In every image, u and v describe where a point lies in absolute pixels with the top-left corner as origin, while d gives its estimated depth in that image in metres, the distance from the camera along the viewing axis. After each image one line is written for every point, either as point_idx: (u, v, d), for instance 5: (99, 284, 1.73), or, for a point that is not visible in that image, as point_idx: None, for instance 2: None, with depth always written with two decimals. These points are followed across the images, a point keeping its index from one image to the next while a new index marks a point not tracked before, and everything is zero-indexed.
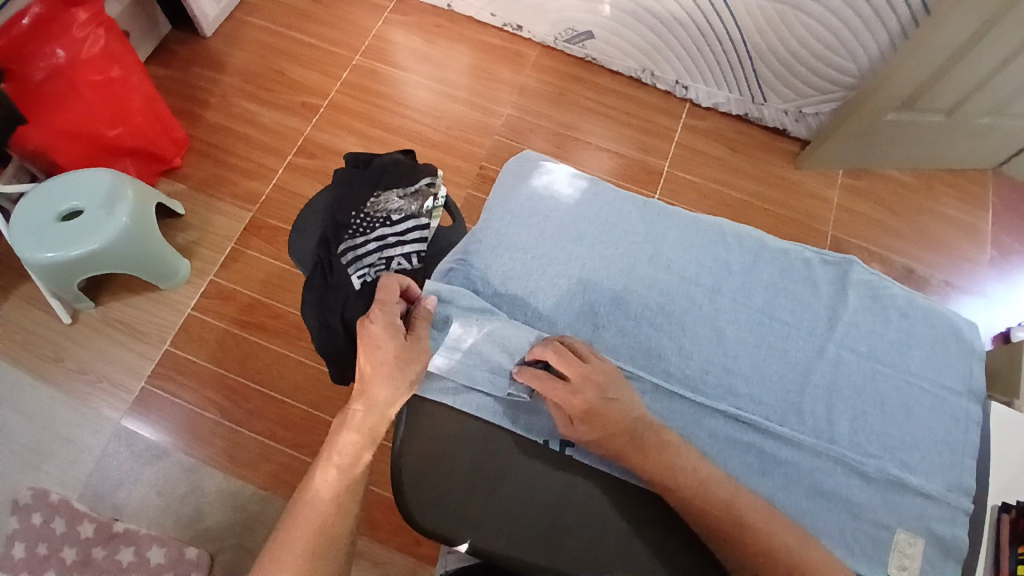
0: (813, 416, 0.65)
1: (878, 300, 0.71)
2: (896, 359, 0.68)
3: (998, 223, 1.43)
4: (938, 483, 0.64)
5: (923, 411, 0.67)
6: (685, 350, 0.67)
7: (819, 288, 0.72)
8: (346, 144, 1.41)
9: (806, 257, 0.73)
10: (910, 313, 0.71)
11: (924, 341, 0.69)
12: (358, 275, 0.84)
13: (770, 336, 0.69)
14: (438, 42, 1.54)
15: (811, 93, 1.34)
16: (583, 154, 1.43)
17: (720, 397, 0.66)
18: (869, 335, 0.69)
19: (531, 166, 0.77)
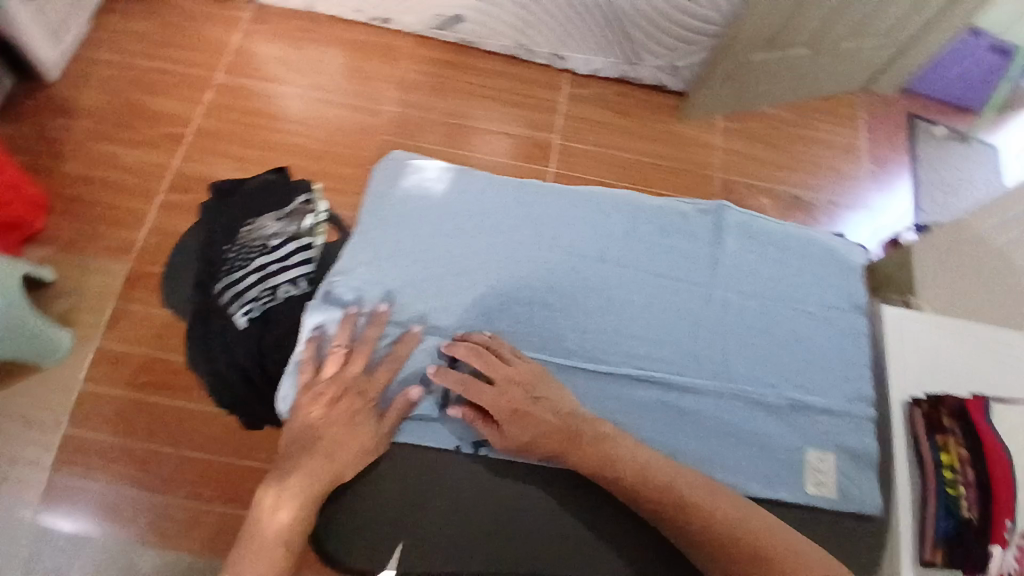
0: (713, 363, 0.68)
1: (753, 240, 0.75)
2: (778, 292, 0.72)
3: (870, 138, 1.52)
4: (833, 399, 0.68)
5: (811, 335, 0.71)
6: (582, 323, 0.68)
7: (700, 237, 0.74)
8: (224, 172, 1.33)
9: (683, 211, 0.76)
10: (786, 246, 0.75)
11: (800, 270, 0.74)
12: (243, 312, 0.79)
13: (662, 293, 0.70)
14: (305, 47, 1.47)
15: (680, 46, 1.37)
16: (473, 141, 1.40)
17: (624, 362, 0.67)
18: (750, 274, 0.72)
19: (400, 168, 0.75)
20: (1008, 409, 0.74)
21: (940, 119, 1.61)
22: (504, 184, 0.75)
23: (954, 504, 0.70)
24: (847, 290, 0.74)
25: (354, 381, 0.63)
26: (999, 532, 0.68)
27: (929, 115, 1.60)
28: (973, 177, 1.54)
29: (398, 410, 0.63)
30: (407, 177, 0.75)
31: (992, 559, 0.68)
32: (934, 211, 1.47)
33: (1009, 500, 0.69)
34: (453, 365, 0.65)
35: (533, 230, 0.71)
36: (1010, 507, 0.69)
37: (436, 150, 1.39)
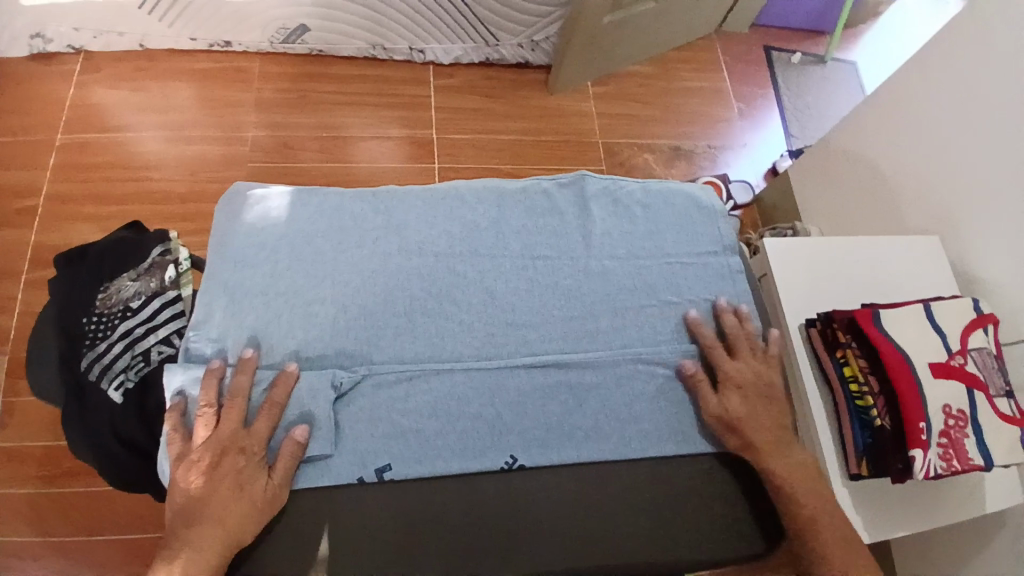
0: (600, 331, 0.70)
1: (617, 204, 0.77)
2: (650, 249, 0.75)
3: (733, 77, 1.58)
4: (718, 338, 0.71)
5: (687, 284, 0.74)
6: (466, 323, 0.68)
7: (564, 212, 0.76)
8: (87, 235, 1.23)
9: (543, 190, 0.77)
10: (648, 202, 0.78)
11: (667, 224, 0.77)
12: (114, 386, 0.73)
13: (537, 275, 0.72)
14: (147, 86, 1.37)
15: (533, 21, 1.37)
16: (352, 151, 1.36)
17: (513, 351, 0.68)
18: (621, 238, 0.75)
19: (247, 203, 0.73)
20: (892, 315, 0.80)
21: (795, 47, 1.68)
22: (359, 199, 0.74)
23: (867, 414, 0.77)
24: (713, 233, 0.77)
25: (228, 439, 0.59)
26: (915, 436, 0.73)
27: (785, 45, 1.67)
28: (835, 97, 1.62)
29: (286, 460, 0.60)
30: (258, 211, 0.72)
31: (915, 463, 0.72)
32: (803, 136, 1.54)
33: (919, 406, 0.74)
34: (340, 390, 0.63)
35: (399, 239, 0.71)
36: (920, 411, 0.74)
37: (316, 167, 1.33)
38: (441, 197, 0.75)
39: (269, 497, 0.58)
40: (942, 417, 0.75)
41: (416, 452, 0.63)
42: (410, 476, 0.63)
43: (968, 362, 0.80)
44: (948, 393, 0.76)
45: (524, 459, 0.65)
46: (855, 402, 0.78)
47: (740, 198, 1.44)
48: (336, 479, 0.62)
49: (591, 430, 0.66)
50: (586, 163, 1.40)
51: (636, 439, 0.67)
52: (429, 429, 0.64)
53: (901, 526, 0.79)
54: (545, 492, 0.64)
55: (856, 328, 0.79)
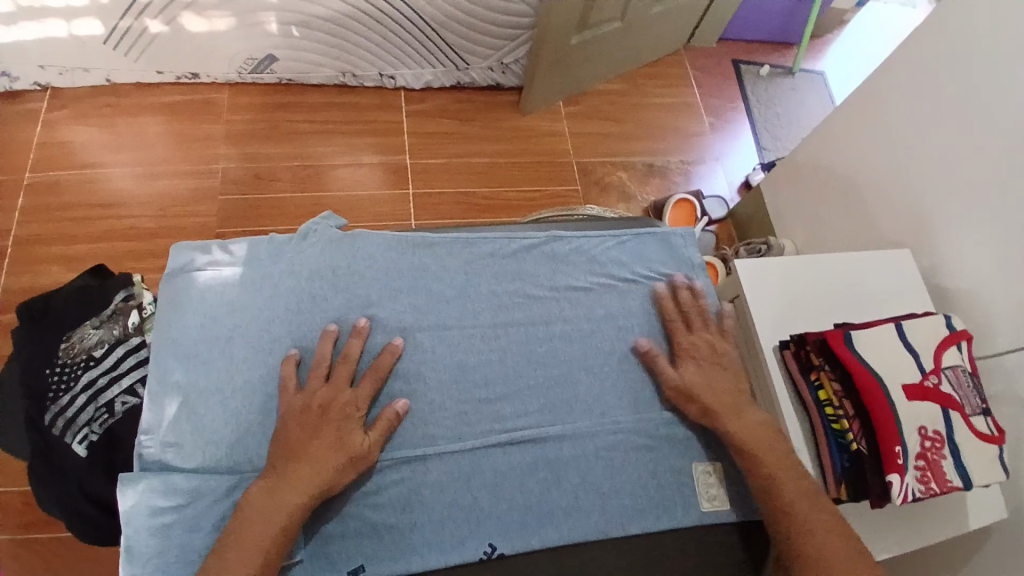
0: (577, 396, 0.65)
1: (589, 260, 0.73)
2: (627, 307, 0.71)
3: (703, 91, 1.60)
4: (704, 399, 0.67)
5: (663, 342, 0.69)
6: (437, 402, 0.62)
7: (533, 270, 0.71)
8: (58, 276, 1.20)
9: (512, 245, 0.72)
10: (621, 257, 0.74)
11: (641, 279, 0.73)
12: (77, 440, 0.71)
13: (507, 340, 0.66)
14: (116, 122, 1.35)
15: (502, 43, 1.38)
16: (326, 179, 1.35)
17: (485, 426, 0.62)
18: (596, 297, 0.70)
19: (191, 270, 0.67)
20: (864, 336, 0.81)
21: (763, 59, 1.70)
22: (313, 254, 0.67)
23: (844, 438, 0.77)
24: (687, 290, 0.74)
25: (334, 396, 0.59)
26: (892, 461, 0.73)
27: (753, 58, 1.69)
28: (804, 107, 1.64)
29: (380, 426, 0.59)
30: (204, 277, 0.66)
31: (892, 487, 0.72)
32: (775, 147, 1.56)
33: (894, 429, 0.74)
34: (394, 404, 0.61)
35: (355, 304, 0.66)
36: (896, 434, 0.74)
37: (292, 198, 1.32)
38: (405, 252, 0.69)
39: (360, 457, 0.57)
40: (917, 438, 0.75)
41: (387, 546, 0.57)
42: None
43: (942, 381, 0.80)
44: (922, 414, 0.77)
45: (504, 546, 0.58)
46: (831, 425, 0.78)
47: (714, 213, 1.45)
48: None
49: (573, 507, 0.60)
50: (562, 184, 1.41)
51: (627, 522, 0.61)
52: (402, 523, 0.58)
53: (885, 548, 0.80)
54: None
55: (828, 350, 0.80)
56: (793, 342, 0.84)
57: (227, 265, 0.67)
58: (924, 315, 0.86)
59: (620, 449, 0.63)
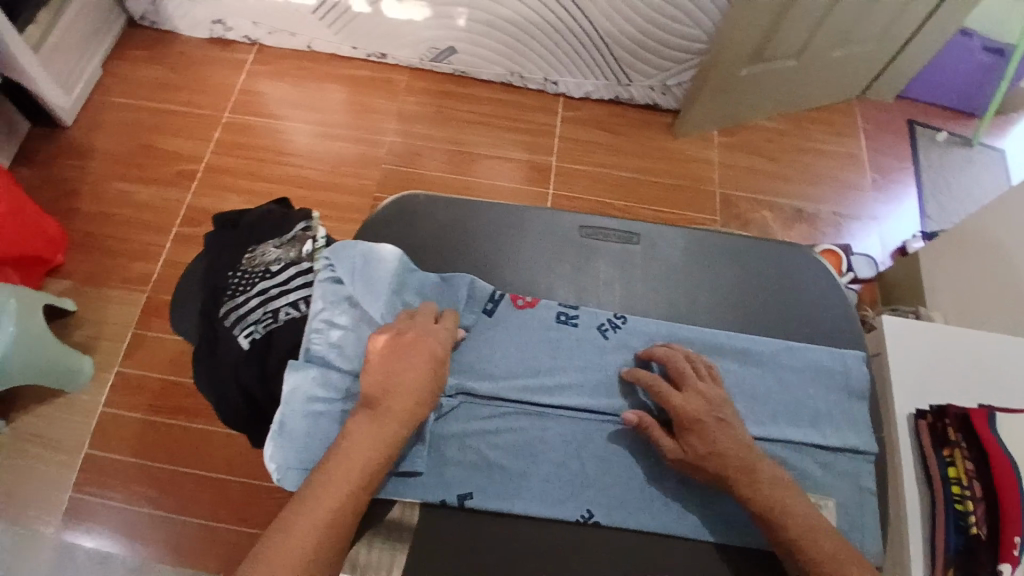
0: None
1: (742, 264, 0.73)
2: (768, 323, 0.70)
3: (868, 145, 1.53)
4: (832, 433, 0.66)
5: (802, 366, 0.68)
6: (563, 366, 0.65)
7: (678, 267, 0.73)
8: (233, 205, 1.38)
9: (660, 240, 0.74)
10: (774, 274, 0.73)
11: (791, 298, 0.72)
12: (245, 335, 0.82)
13: (639, 326, 0.67)
14: (306, 84, 1.53)
15: (669, 65, 1.40)
16: (473, 166, 1.44)
17: (605, 401, 0.64)
18: (736, 305, 0.71)
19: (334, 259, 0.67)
20: (1012, 418, 0.73)
21: (941, 124, 1.59)
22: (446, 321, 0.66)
23: (964, 520, 0.70)
24: (836, 322, 0.71)
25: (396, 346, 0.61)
26: (1009, 549, 0.65)
27: (930, 121, 1.59)
28: (979, 181, 1.52)
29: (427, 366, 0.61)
30: (340, 277, 0.67)
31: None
32: (940, 218, 1.45)
33: (1021, 519, 0.66)
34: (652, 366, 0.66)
35: (501, 275, 0.72)
36: (1022, 526, 0.65)
37: (440, 176, 1.43)
38: (538, 402, 0.63)
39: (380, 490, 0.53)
40: None
41: (494, 486, 0.60)
42: (489, 508, 0.59)
43: None
44: None
45: (602, 516, 0.60)
46: (955, 506, 0.71)
47: (862, 273, 1.36)
48: (416, 494, 0.59)
49: (674, 501, 0.61)
50: (699, 211, 1.40)
51: (725, 530, 0.60)
52: (513, 468, 0.61)
53: None
54: (617, 559, 0.59)
55: (968, 425, 0.74)
56: (932, 414, 0.79)
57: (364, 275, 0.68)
58: None
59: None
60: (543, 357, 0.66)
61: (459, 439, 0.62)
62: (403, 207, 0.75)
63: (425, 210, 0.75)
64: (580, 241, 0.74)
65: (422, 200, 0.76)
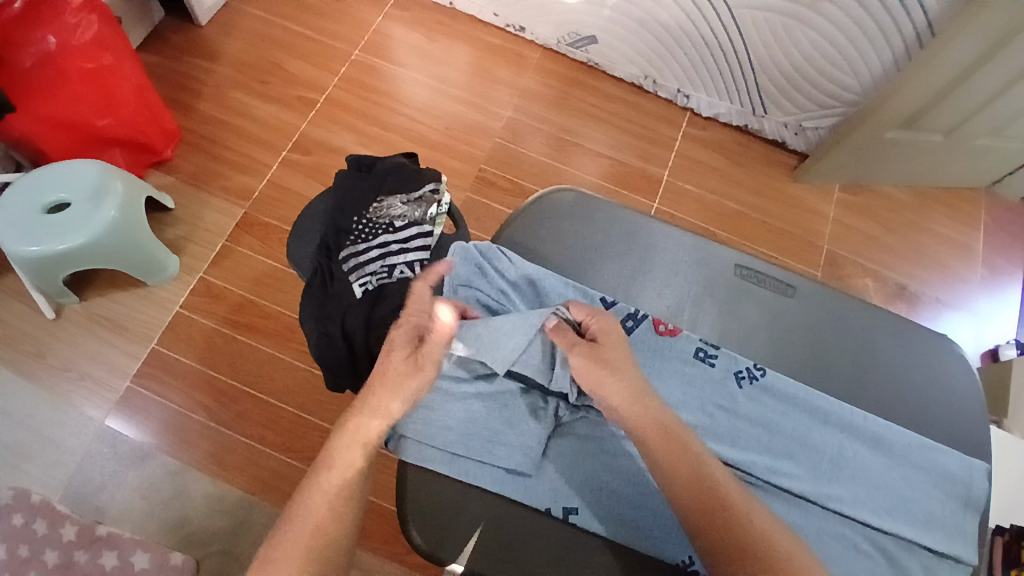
0: (826, 474, 0.64)
1: (901, 339, 0.71)
2: (905, 413, 0.68)
3: (988, 241, 1.44)
4: (943, 539, 0.63)
5: (929, 468, 0.65)
6: (690, 404, 0.65)
7: (824, 332, 0.71)
8: (343, 141, 1.37)
9: (807, 297, 0.72)
10: (923, 364, 0.70)
11: (937, 392, 0.69)
12: (359, 283, 0.82)
13: (778, 384, 0.66)
14: (439, 39, 1.51)
15: (811, 108, 1.35)
16: (582, 160, 1.42)
17: (730, 450, 0.64)
18: (877, 386, 0.69)
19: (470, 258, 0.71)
20: None
21: None
22: None
23: None
24: (969, 429, 0.68)
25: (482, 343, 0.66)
26: None
27: None
28: None
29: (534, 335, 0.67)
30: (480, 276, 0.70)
31: None
32: None
33: None
34: (780, 426, 0.65)
35: (644, 296, 0.72)
36: None
37: (548, 163, 1.41)
38: None
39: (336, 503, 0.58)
40: None
41: (599, 507, 0.64)
42: (590, 529, 0.62)
43: None
44: None
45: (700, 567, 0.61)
46: None
47: None
48: (527, 496, 0.63)
49: None
50: (802, 262, 1.36)
51: None
52: (622, 494, 0.64)
53: None
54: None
55: None
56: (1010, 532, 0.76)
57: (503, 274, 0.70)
58: None
59: (842, 543, 0.61)
60: (676, 392, 0.66)
61: (578, 455, 0.66)
62: (559, 207, 0.74)
63: (577, 212, 0.74)
64: (734, 278, 0.73)
65: (570, 200, 0.75)
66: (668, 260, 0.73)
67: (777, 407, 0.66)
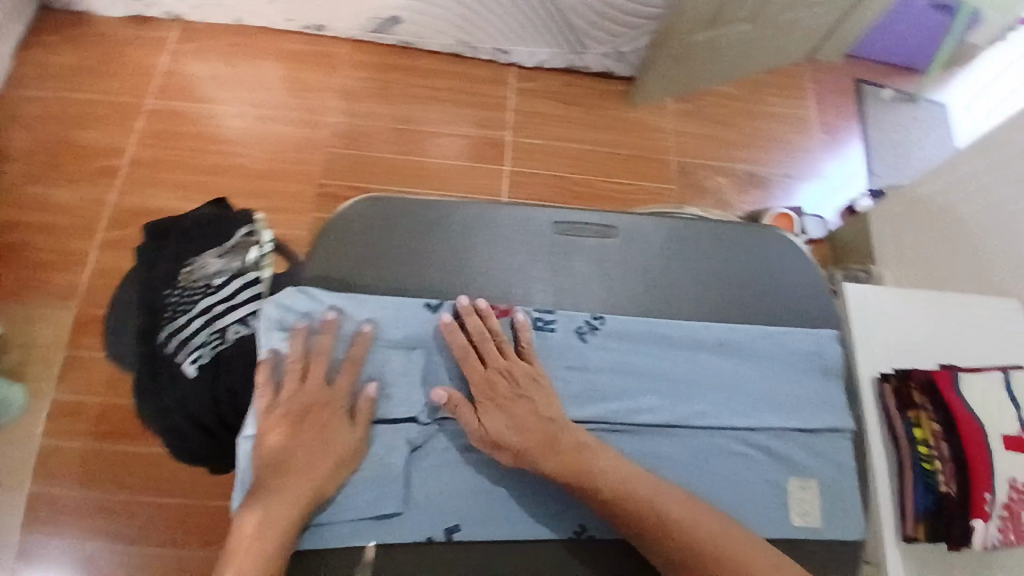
0: (687, 396, 0.65)
1: (724, 241, 0.73)
2: (746, 309, 0.71)
3: (818, 107, 1.52)
4: (811, 416, 0.65)
5: (778, 354, 0.67)
6: (538, 375, 0.65)
7: (651, 258, 0.71)
8: (166, 201, 1.27)
9: (627, 230, 0.72)
10: (753, 254, 0.73)
11: (770, 279, 0.72)
12: (189, 360, 0.74)
13: (620, 327, 0.67)
14: (238, 62, 1.41)
15: (623, 31, 1.35)
16: (423, 146, 1.37)
17: (591, 409, 0.63)
18: (715, 294, 0.71)
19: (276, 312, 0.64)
20: (972, 380, 0.77)
21: (886, 82, 1.60)
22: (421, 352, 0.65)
23: (932, 479, 0.73)
24: (810, 303, 0.72)
25: (315, 393, 0.61)
26: (980, 507, 0.71)
27: (875, 80, 1.59)
28: (924, 138, 1.54)
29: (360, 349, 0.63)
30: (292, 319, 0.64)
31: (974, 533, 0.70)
32: (886, 175, 1.47)
33: (988, 479, 0.71)
34: (633, 367, 0.65)
35: (472, 280, 0.69)
36: (990, 483, 0.71)
37: (390, 158, 1.35)
38: None
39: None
40: (1011, 491, 0.71)
41: (478, 513, 0.60)
42: (477, 539, 0.60)
43: None
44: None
45: (595, 529, 0.62)
46: (922, 464, 0.74)
47: (811, 232, 1.36)
48: (404, 535, 0.59)
49: None
50: (658, 181, 1.38)
51: None
52: (498, 492, 0.61)
53: None
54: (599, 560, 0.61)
55: (934, 391, 0.76)
56: (893, 377, 0.80)
57: (314, 315, 0.65)
58: (983, 370, 0.79)
59: (719, 453, 0.63)
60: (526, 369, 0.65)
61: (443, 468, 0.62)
62: (360, 217, 0.70)
63: (382, 217, 0.70)
64: (558, 232, 0.72)
65: (364, 206, 0.71)
66: (487, 235, 0.71)
67: (624, 350, 0.66)
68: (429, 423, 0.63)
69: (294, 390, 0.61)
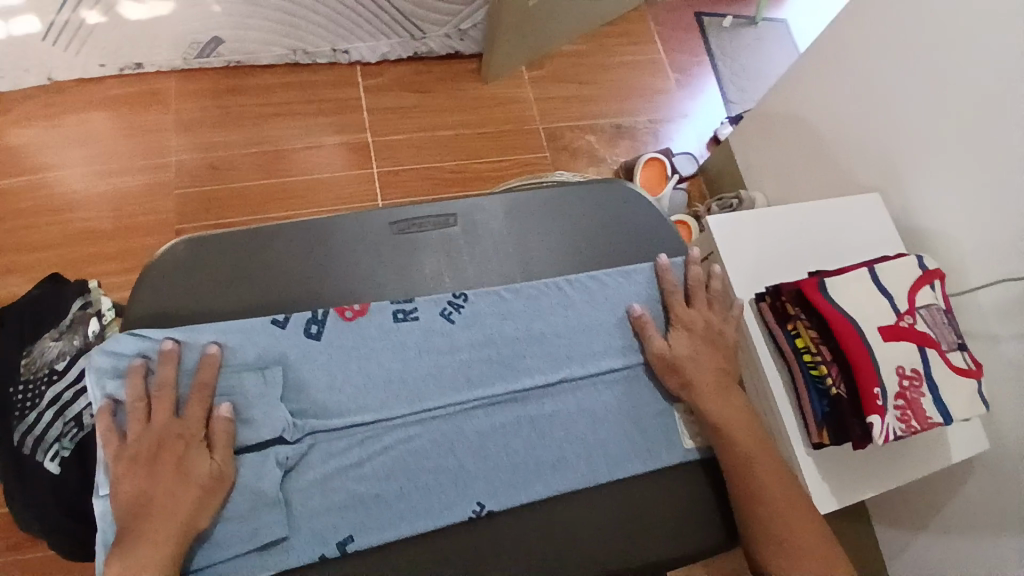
0: (545, 357, 0.73)
1: (555, 208, 0.80)
2: (583, 264, 0.79)
3: (667, 48, 1.56)
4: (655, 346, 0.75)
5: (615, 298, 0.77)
6: (406, 367, 0.70)
7: (491, 238, 0.78)
8: (10, 287, 1.15)
9: (465, 216, 0.78)
10: (580, 212, 0.80)
11: (600, 234, 0.81)
12: (50, 457, 0.69)
13: (480, 303, 0.74)
14: (57, 120, 1.29)
15: (458, 8, 1.33)
16: (282, 166, 1.30)
17: (465, 391, 0.70)
18: (553, 258, 0.79)
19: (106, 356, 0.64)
20: (839, 284, 0.82)
21: (725, 10, 1.65)
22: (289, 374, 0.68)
23: (823, 383, 0.78)
24: (637, 246, 0.81)
25: (163, 431, 0.61)
26: (870, 402, 0.74)
27: (714, 10, 1.64)
28: (769, 57, 1.61)
29: (206, 373, 0.64)
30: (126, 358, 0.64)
31: (874, 428, 0.74)
32: (742, 100, 1.53)
33: (871, 372, 0.75)
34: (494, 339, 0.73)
35: (325, 292, 0.72)
36: (874, 377, 0.75)
37: (251, 186, 1.27)
38: (400, 412, 0.68)
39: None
40: (896, 377, 0.77)
41: (379, 515, 0.65)
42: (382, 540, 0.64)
43: (919, 321, 0.82)
44: (900, 354, 0.78)
45: (491, 503, 0.67)
46: (810, 372, 0.79)
47: (684, 169, 1.41)
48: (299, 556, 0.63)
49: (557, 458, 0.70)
50: (529, 152, 1.38)
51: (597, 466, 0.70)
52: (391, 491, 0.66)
53: (868, 486, 0.82)
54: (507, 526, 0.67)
55: (803, 298, 0.81)
56: (769, 296, 0.85)
57: (149, 351, 0.65)
58: (846, 271, 0.84)
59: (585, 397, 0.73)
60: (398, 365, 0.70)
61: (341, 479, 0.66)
62: (193, 257, 0.71)
63: (219, 250, 0.71)
64: (399, 229, 0.76)
65: (197, 245, 0.71)
66: (331, 247, 0.74)
67: (481, 327, 0.73)
68: (299, 439, 0.66)
69: (140, 433, 0.61)
